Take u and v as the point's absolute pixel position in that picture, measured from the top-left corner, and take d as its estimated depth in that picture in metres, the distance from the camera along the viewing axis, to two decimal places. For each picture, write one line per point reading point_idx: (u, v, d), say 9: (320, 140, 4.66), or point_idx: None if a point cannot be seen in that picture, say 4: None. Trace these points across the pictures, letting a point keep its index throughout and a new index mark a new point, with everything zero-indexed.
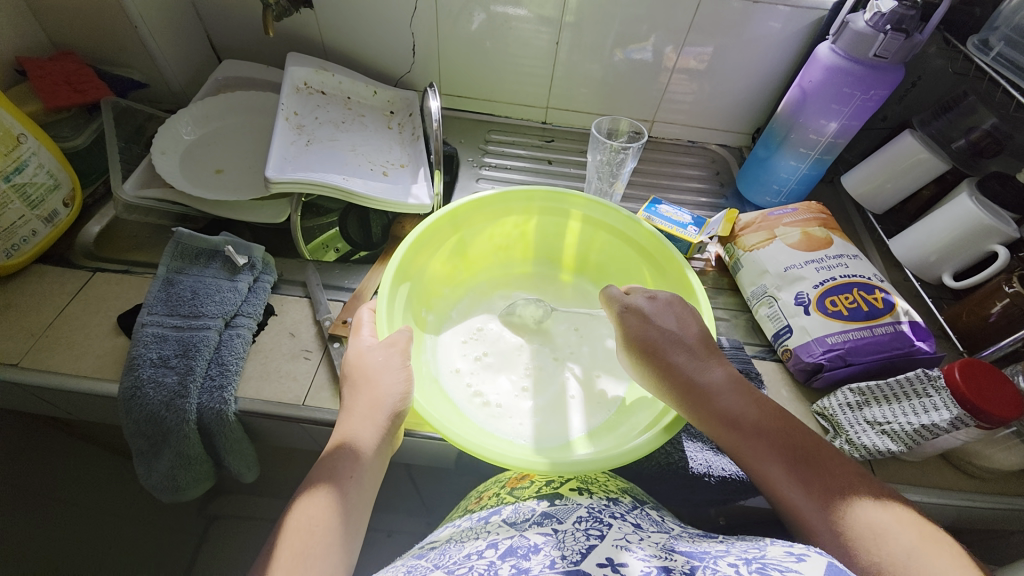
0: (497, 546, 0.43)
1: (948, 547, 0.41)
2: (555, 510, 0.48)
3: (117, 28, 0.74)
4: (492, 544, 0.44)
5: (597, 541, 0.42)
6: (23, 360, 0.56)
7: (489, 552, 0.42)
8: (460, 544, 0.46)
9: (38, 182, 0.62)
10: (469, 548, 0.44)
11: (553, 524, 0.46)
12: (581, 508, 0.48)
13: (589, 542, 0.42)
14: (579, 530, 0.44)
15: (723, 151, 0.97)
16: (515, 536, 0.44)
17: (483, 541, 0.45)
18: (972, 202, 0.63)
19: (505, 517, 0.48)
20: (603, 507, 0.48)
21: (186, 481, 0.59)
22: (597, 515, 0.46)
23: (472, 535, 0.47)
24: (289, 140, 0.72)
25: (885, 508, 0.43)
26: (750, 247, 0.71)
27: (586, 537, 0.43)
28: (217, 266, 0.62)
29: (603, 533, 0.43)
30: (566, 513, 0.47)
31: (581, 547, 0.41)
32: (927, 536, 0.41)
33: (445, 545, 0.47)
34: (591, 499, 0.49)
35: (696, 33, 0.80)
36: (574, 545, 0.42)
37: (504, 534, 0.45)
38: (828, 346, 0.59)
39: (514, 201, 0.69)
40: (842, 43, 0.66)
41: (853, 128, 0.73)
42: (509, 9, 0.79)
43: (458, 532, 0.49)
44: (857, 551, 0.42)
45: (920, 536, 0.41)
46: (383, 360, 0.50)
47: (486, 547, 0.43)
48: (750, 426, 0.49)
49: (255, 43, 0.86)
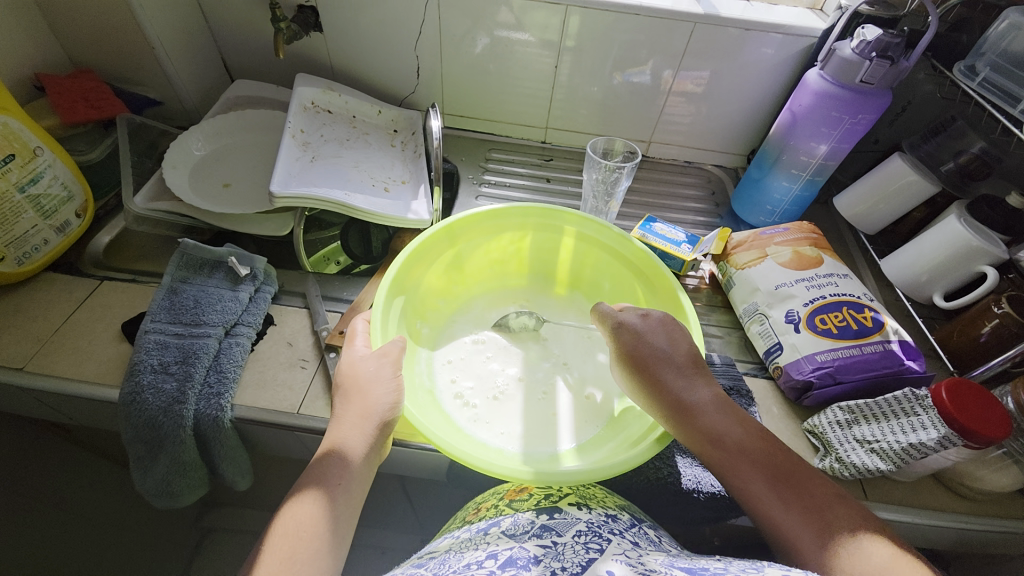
0: (496, 557, 0.43)
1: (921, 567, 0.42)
2: (554, 523, 0.48)
3: (136, 49, 0.77)
4: (492, 554, 0.44)
5: (597, 554, 0.43)
6: (29, 364, 0.57)
7: (489, 562, 0.43)
8: (459, 554, 0.46)
9: (52, 194, 0.64)
10: (469, 558, 0.45)
11: (552, 537, 0.46)
12: (580, 522, 0.48)
13: (589, 556, 0.43)
14: (578, 543, 0.45)
15: (719, 171, 0.99)
16: (515, 547, 0.45)
17: (482, 551, 0.45)
18: (960, 224, 0.64)
19: (505, 529, 0.48)
20: (602, 522, 0.48)
21: (180, 487, 0.59)
22: (597, 530, 0.47)
23: (472, 546, 0.47)
24: (294, 156, 0.75)
25: (860, 526, 0.44)
26: (742, 265, 0.72)
27: (586, 550, 0.44)
28: (220, 277, 0.64)
29: (602, 547, 0.44)
30: (565, 527, 0.48)
31: (581, 561, 0.42)
32: (902, 554, 0.42)
33: (444, 555, 0.47)
34: (589, 514, 0.50)
35: (691, 58, 0.83)
36: (574, 558, 0.43)
37: (504, 545, 0.45)
38: (818, 364, 0.60)
39: (510, 217, 0.71)
40: (830, 70, 0.68)
41: (843, 150, 0.74)
42: (513, 34, 0.82)
43: (457, 543, 0.49)
44: (834, 565, 0.43)
45: (895, 552, 0.42)
46: (375, 370, 0.51)
47: (486, 557, 0.44)
48: (733, 443, 0.50)
49: (267, 64, 0.90)
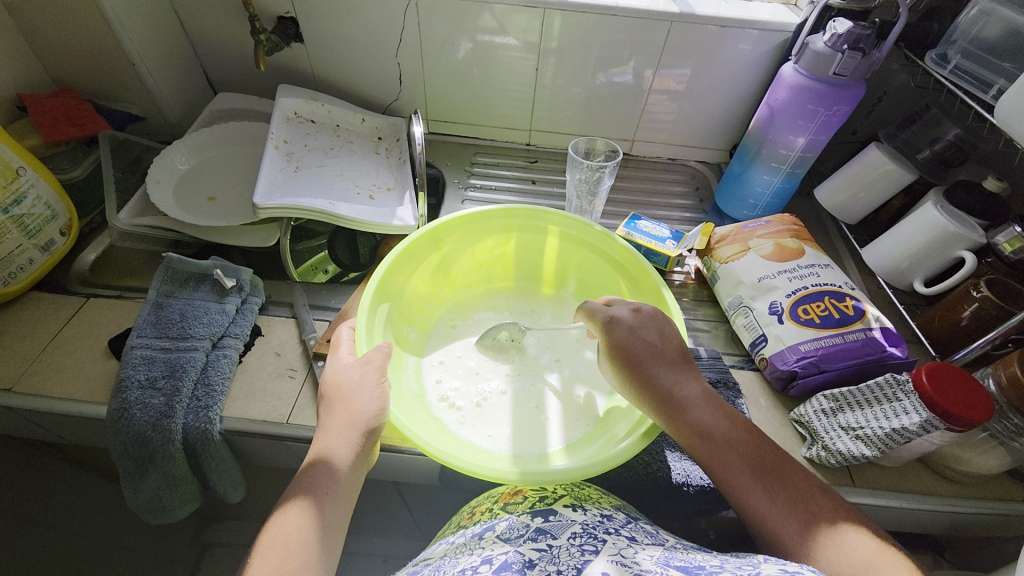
0: (491, 562, 0.44)
1: (901, 559, 0.43)
2: (549, 526, 0.48)
3: (117, 66, 0.78)
4: (487, 559, 0.44)
5: (592, 556, 0.43)
6: (16, 385, 0.57)
7: (483, 567, 0.43)
8: (454, 560, 0.46)
9: (35, 213, 0.64)
10: (464, 563, 0.45)
11: (547, 539, 0.46)
12: (575, 523, 0.48)
13: (584, 557, 0.43)
14: (574, 546, 0.45)
15: (703, 167, 1.00)
16: (510, 552, 0.45)
17: (478, 556, 0.45)
18: (937, 210, 0.65)
19: (499, 533, 0.49)
20: (597, 523, 0.49)
21: (172, 501, 0.59)
22: (591, 531, 0.47)
23: (466, 551, 0.47)
24: (277, 168, 0.75)
25: (848, 527, 0.45)
26: (726, 259, 0.72)
27: (581, 552, 0.44)
28: (206, 289, 0.64)
29: (597, 548, 0.44)
30: (560, 529, 0.48)
31: (576, 563, 0.43)
32: (882, 546, 0.43)
33: (440, 561, 0.47)
34: (584, 515, 0.50)
35: (670, 56, 0.83)
36: (568, 560, 0.43)
37: (499, 550, 0.46)
38: (802, 354, 0.60)
39: (494, 219, 0.71)
40: (804, 64, 0.69)
41: (821, 142, 0.75)
42: (496, 38, 0.83)
43: (453, 548, 0.49)
44: (817, 554, 0.44)
45: (873, 545, 0.43)
46: (358, 377, 0.51)
47: (481, 563, 0.44)
48: (719, 438, 0.50)
49: (250, 76, 0.90)
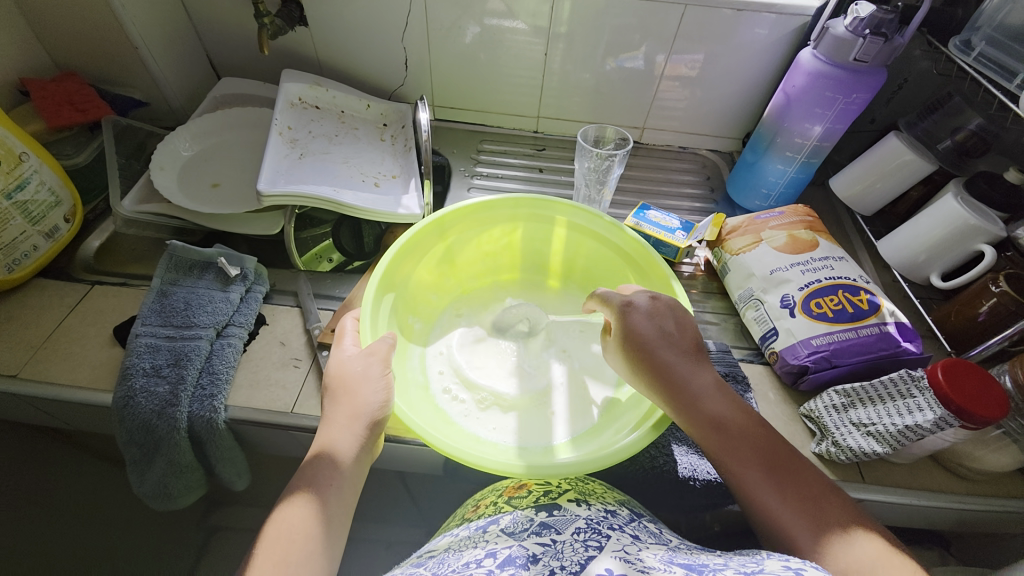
0: (494, 556, 0.44)
1: (909, 561, 0.42)
2: (553, 521, 0.48)
3: (120, 50, 0.76)
4: (490, 553, 0.44)
5: (596, 552, 0.43)
6: (23, 371, 0.57)
7: (487, 561, 0.43)
8: (458, 553, 0.46)
9: (39, 200, 0.64)
10: (468, 557, 0.45)
11: (551, 534, 0.46)
12: (579, 518, 0.48)
13: (587, 553, 0.43)
14: (577, 541, 0.45)
15: (714, 156, 0.98)
16: (513, 546, 0.45)
17: (481, 550, 0.45)
18: (957, 202, 0.63)
19: (503, 527, 0.48)
20: (601, 518, 0.48)
21: (178, 489, 0.60)
22: (595, 526, 0.47)
23: (470, 544, 0.47)
24: (281, 154, 0.74)
25: (857, 527, 0.44)
26: (737, 251, 0.71)
27: (585, 547, 0.44)
28: (211, 278, 0.64)
29: (601, 544, 0.44)
30: (564, 524, 0.47)
31: (579, 559, 0.42)
32: (889, 546, 0.43)
33: (444, 554, 0.47)
34: (588, 510, 0.49)
35: (683, 41, 0.81)
36: (572, 556, 0.43)
37: (503, 544, 0.45)
38: (813, 349, 0.59)
39: (501, 209, 0.70)
40: (823, 49, 0.67)
41: (837, 131, 0.73)
42: (504, 22, 0.81)
43: (457, 541, 0.49)
44: (826, 552, 0.43)
45: (881, 546, 0.43)
46: (362, 369, 0.51)
47: (484, 557, 0.44)
48: (731, 432, 0.49)
49: (254, 61, 0.89)
